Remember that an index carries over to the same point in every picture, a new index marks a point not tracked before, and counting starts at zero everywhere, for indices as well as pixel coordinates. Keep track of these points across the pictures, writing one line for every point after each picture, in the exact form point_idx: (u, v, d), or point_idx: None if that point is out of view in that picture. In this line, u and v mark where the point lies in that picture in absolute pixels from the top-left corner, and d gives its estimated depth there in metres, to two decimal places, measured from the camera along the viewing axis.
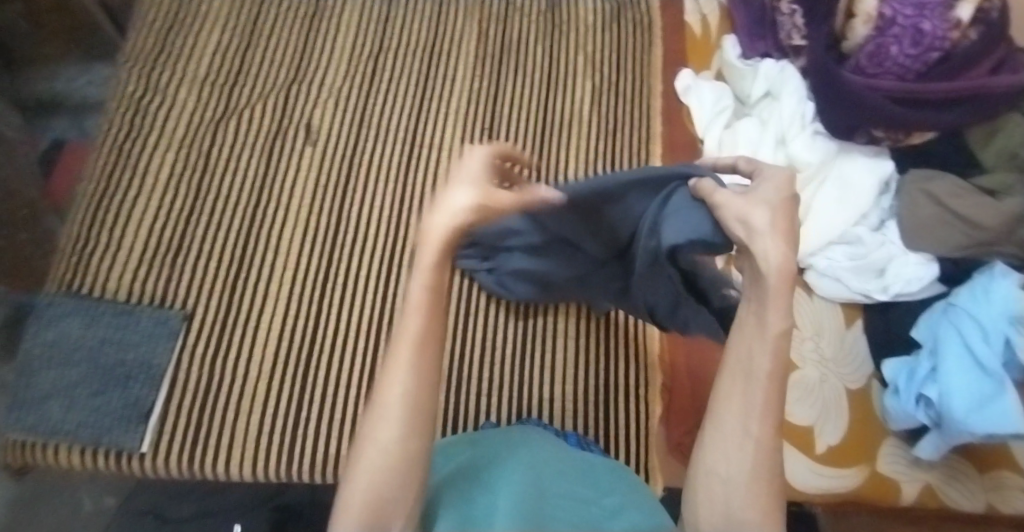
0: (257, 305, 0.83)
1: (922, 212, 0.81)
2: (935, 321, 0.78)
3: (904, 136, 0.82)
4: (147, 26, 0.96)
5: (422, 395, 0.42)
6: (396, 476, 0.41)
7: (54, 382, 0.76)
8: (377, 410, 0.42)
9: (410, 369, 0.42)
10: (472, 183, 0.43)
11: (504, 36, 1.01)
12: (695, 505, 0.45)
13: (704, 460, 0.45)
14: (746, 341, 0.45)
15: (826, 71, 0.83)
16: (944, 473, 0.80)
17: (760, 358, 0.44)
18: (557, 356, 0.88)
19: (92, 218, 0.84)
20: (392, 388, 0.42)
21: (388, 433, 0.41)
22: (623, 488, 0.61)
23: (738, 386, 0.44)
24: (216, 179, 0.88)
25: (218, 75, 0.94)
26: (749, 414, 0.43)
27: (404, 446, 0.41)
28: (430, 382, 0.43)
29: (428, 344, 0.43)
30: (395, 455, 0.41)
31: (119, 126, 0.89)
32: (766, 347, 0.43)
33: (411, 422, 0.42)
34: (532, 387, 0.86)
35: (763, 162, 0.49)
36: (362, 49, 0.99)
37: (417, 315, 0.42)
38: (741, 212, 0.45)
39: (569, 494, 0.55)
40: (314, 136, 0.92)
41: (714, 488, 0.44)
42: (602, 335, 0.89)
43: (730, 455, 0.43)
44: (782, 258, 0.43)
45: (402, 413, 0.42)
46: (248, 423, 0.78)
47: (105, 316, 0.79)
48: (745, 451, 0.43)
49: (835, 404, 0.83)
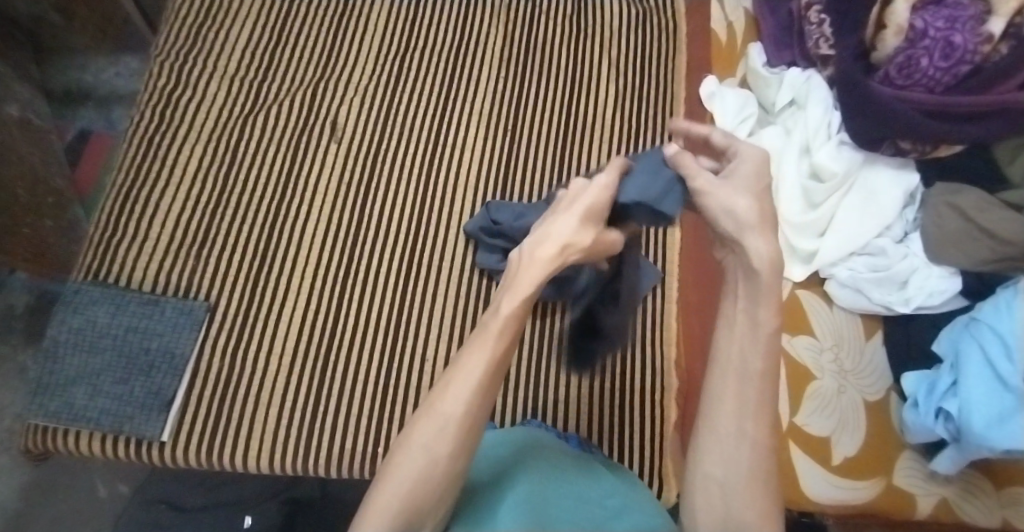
0: (279, 298, 0.83)
1: (946, 226, 0.80)
2: (957, 335, 0.77)
3: (931, 149, 0.81)
4: (178, 20, 0.97)
5: (479, 416, 0.45)
6: (433, 485, 0.44)
7: (79, 369, 0.77)
8: (430, 419, 0.45)
9: (475, 390, 0.45)
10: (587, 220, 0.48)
11: (530, 38, 1.02)
12: (694, 505, 0.46)
13: (701, 461, 0.46)
14: (737, 340, 0.45)
15: (854, 82, 0.82)
16: (959, 488, 0.79)
17: (753, 359, 0.44)
18: None
19: (119, 208, 0.85)
20: (454, 404, 0.44)
21: (440, 446, 0.44)
22: (632, 490, 0.64)
23: (732, 385, 0.44)
24: (243, 173, 0.89)
25: (246, 70, 0.95)
26: (742, 414, 0.44)
27: (450, 462, 0.44)
28: (484, 401, 0.45)
29: (498, 365, 0.45)
30: (440, 467, 0.44)
31: (148, 118, 0.90)
32: (759, 345, 0.44)
33: (461, 440, 0.45)
34: (548, 389, 0.86)
35: (735, 140, 0.52)
36: (389, 47, 0.99)
37: (499, 337, 0.45)
38: (726, 203, 0.47)
39: (573, 494, 0.56)
40: (339, 133, 0.93)
41: (711, 489, 0.45)
42: None
43: (726, 455, 0.44)
44: (771, 251, 0.45)
45: (457, 427, 0.44)
46: (267, 415, 0.78)
47: (131, 306, 0.80)
48: (743, 451, 0.44)
49: (853, 416, 0.82)
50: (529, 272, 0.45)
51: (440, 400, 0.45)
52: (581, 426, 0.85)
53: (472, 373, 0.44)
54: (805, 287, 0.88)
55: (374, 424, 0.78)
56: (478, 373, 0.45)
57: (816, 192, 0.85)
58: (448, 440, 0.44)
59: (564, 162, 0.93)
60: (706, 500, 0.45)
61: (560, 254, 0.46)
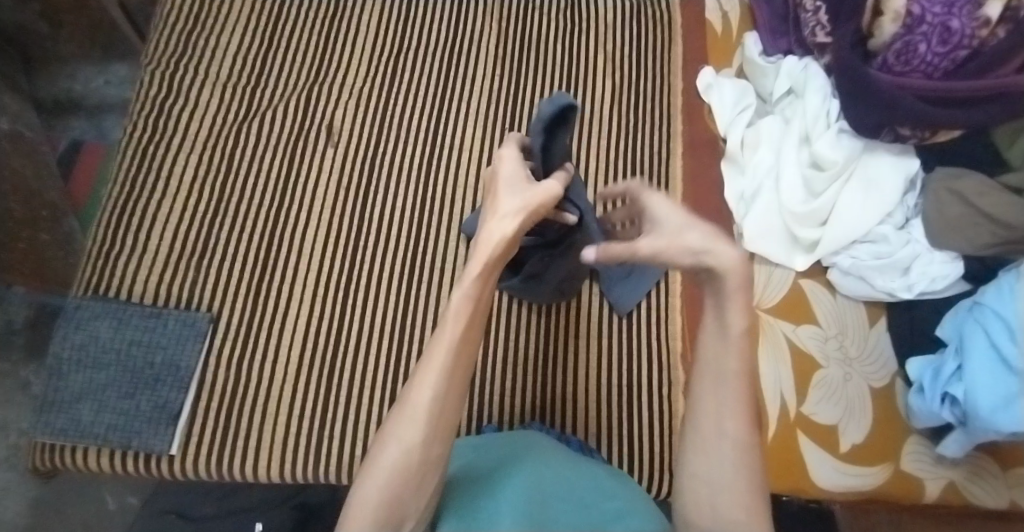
0: (282, 306, 0.83)
1: (948, 211, 0.80)
2: (961, 319, 0.77)
3: (928, 134, 0.81)
4: (167, 28, 0.96)
5: (448, 403, 0.49)
6: (413, 476, 0.48)
7: (83, 385, 0.77)
8: (405, 414, 0.49)
9: (442, 381, 0.49)
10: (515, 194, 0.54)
11: (524, 35, 1.01)
12: (684, 510, 0.50)
13: (689, 464, 0.50)
14: (712, 345, 0.50)
15: (852, 70, 0.82)
16: (968, 471, 0.80)
17: (728, 360, 0.49)
18: (580, 357, 0.88)
19: (116, 220, 0.84)
20: (423, 393, 0.48)
21: (413, 436, 0.48)
22: (622, 490, 0.65)
23: (708, 387, 0.49)
24: (239, 181, 0.88)
25: (239, 76, 0.94)
26: (720, 413, 0.49)
27: (425, 453, 0.48)
28: (453, 391, 0.49)
29: (462, 353, 0.49)
30: (416, 459, 0.48)
31: (141, 128, 0.89)
32: (731, 347, 0.49)
33: (432, 431, 0.49)
34: (555, 388, 0.86)
35: (654, 199, 0.54)
36: (381, 48, 0.98)
37: (459, 324, 0.49)
38: (706, 247, 0.49)
39: (572, 498, 0.60)
40: (335, 137, 0.92)
41: (701, 491, 0.49)
42: (625, 336, 0.88)
43: (710, 453, 0.49)
44: (738, 261, 0.48)
45: (426, 418, 0.48)
46: (275, 424, 0.78)
47: (133, 319, 0.79)
48: (723, 447, 0.48)
49: (859, 403, 0.83)
50: (479, 252, 0.50)
51: (410, 393, 0.49)
52: (590, 424, 0.85)
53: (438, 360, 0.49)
54: (808, 276, 0.88)
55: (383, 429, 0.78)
56: (442, 363, 0.49)
57: (817, 182, 0.85)
58: (419, 428, 0.48)
59: None
60: (694, 498, 0.49)
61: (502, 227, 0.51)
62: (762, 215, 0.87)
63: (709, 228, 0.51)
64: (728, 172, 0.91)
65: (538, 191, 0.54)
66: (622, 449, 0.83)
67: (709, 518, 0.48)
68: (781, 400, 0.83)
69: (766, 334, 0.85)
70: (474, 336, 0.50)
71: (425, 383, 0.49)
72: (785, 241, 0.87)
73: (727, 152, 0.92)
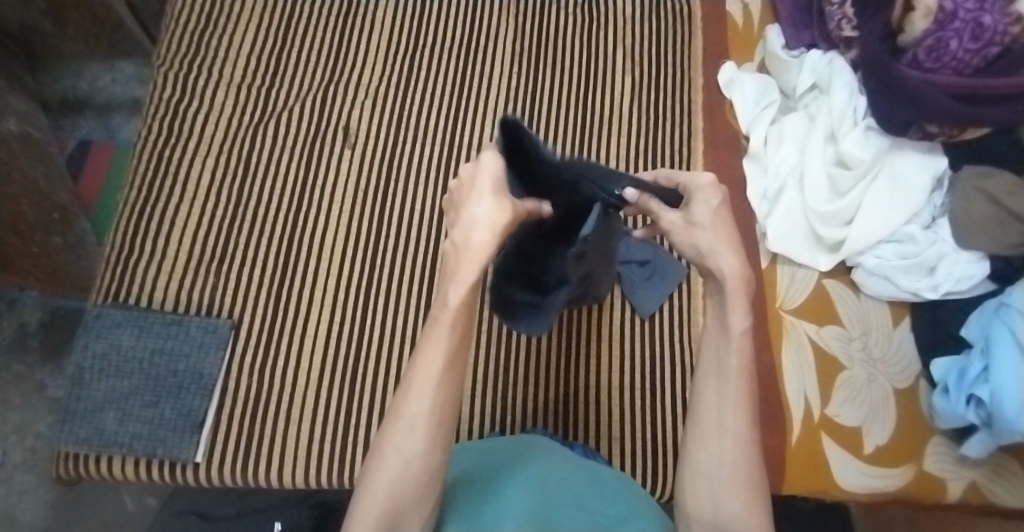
0: (303, 311, 0.82)
1: (976, 211, 0.78)
2: (986, 320, 0.76)
3: (957, 132, 0.78)
4: (178, 27, 0.94)
5: (443, 412, 0.52)
6: (412, 484, 0.51)
7: (107, 393, 0.77)
8: (403, 421, 0.52)
9: (435, 390, 0.52)
10: (491, 193, 0.52)
11: (541, 31, 1.00)
12: (685, 504, 0.55)
13: (689, 460, 0.55)
14: (715, 346, 0.55)
15: (882, 66, 0.79)
16: (990, 470, 0.79)
17: (729, 359, 0.54)
18: (603, 360, 0.87)
19: (133, 226, 0.83)
20: (420, 402, 0.52)
21: (412, 446, 0.52)
22: (628, 496, 0.64)
23: (712, 387, 0.55)
24: (256, 184, 0.87)
25: (253, 77, 0.92)
26: (721, 411, 0.54)
27: (426, 462, 0.52)
28: (448, 399, 0.53)
29: (454, 365, 0.53)
30: (416, 465, 0.52)
31: (156, 131, 0.88)
32: (732, 348, 0.54)
33: (432, 437, 0.52)
34: (577, 390, 0.86)
35: (677, 175, 0.60)
36: (396, 46, 0.96)
37: (452, 332, 0.53)
38: (715, 246, 0.55)
39: (571, 498, 0.60)
40: (351, 138, 0.90)
41: (699, 485, 0.54)
42: (647, 337, 0.87)
43: (711, 448, 0.54)
44: (738, 267, 0.54)
45: (425, 429, 0.52)
46: (299, 430, 0.78)
47: (154, 327, 0.79)
48: (723, 442, 0.53)
49: (883, 405, 0.82)
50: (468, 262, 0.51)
51: (405, 402, 0.52)
52: (612, 427, 0.84)
53: (432, 370, 0.52)
54: (831, 275, 0.87)
55: None
56: (435, 374, 0.52)
57: (843, 181, 0.84)
58: (419, 438, 0.52)
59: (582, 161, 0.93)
60: (697, 491, 0.54)
61: (488, 233, 0.51)
62: (786, 215, 0.86)
63: (719, 223, 0.56)
64: (751, 170, 0.90)
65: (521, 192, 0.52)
66: (646, 451, 0.83)
67: (709, 508, 0.53)
68: (804, 402, 0.83)
69: (789, 335, 0.85)
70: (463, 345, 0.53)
71: (419, 393, 0.52)
72: (809, 240, 0.86)
73: (748, 150, 0.91)
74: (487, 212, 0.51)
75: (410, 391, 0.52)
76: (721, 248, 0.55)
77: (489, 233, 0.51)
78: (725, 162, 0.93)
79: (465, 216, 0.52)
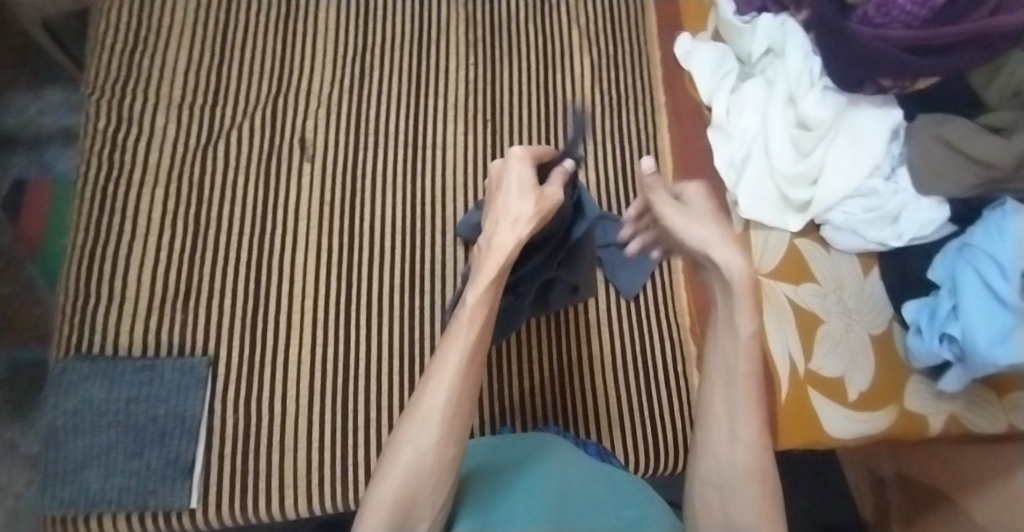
0: (284, 336, 0.79)
1: (933, 158, 0.80)
2: (951, 261, 0.79)
3: (909, 82, 0.81)
4: (105, 50, 0.87)
5: (461, 407, 0.50)
6: (425, 478, 0.48)
7: (85, 451, 0.72)
8: (420, 414, 0.49)
9: (455, 383, 0.50)
10: (526, 198, 0.58)
11: (490, 22, 0.99)
12: (695, 510, 0.53)
13: (700, 468, 0.52)
14: (722, 349, 0.53)
15: (832, 24, 0.80)
16: (966, 402, 0.83)
17: (738, 361, 0.52)
18: (594, 346, 0.88)
19: (88, 270, 0.78)
20: (437, 395, 0.50)
21: (429, 438, 0.48)
22: (641, 495, 0.64)
23: (720, 389, 0.52)
24: (214, 210, 0.83)
25: (194, 95, 0.87)
26: (730, 414, 0.51)
27: (439, 456, 0.48)
28: (467, 395, 0.51)
29: (475, 358, 0.52)
30: (430, 461, 0.48)
31: (97, 164, 0.82)
32: (741, 350, 0.51)
33: (447, 433, 0.49)
34: (572, 378, 0.86)
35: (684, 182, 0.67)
36: (344, 49, 0.93)
37: (472, 327, 0.52)
38: (709, 240, 0.56)
39: (587, 498, 0.60)
40: (309, 150, 0.87)
41: (711, 493, 0.51)
42: (636, 318, 0.89)
43: (722, 454, 0.51)
44: (740, 262, 0.52)
45: (440, 420, 0.49)
46: (296, 460, 0.75)
47: (126, 375, 0.75)
48: (735, 451, 0.50)
49: (862, 351, 0.84)
50: (490, 260, 0.54)
51: (423, 397, 0.50)
52: (610, 410, 0.85)
53: (448, 363, 0.51)
54: (802, 235, 0.89)
55: None
56: (455, 366, 0.51)
57: (804, 141, 0.85)
58: (434, 431, 0.49)
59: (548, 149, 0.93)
60: (707, 498, 0.51)
61: (511, 233, 0.56)
62: (754, 179, 0.88)
63: (711, 222, 0.58)
64: (715, 139, 0.91)
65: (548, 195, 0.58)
66: (645, 430, 0.84)
67: (721, 517, 0.50)
68: (789, 359, 0.84)
69: (767, 296, 0.86)
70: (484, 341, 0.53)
71: (439, 384, 0.50)
72: (778, 203, 0.88)
73: (712, 120, 0.92)
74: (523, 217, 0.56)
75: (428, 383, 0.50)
76: (719, 250, 0.54)
77: (511, 234, 0.55)
78: (691, 133, 0.96)
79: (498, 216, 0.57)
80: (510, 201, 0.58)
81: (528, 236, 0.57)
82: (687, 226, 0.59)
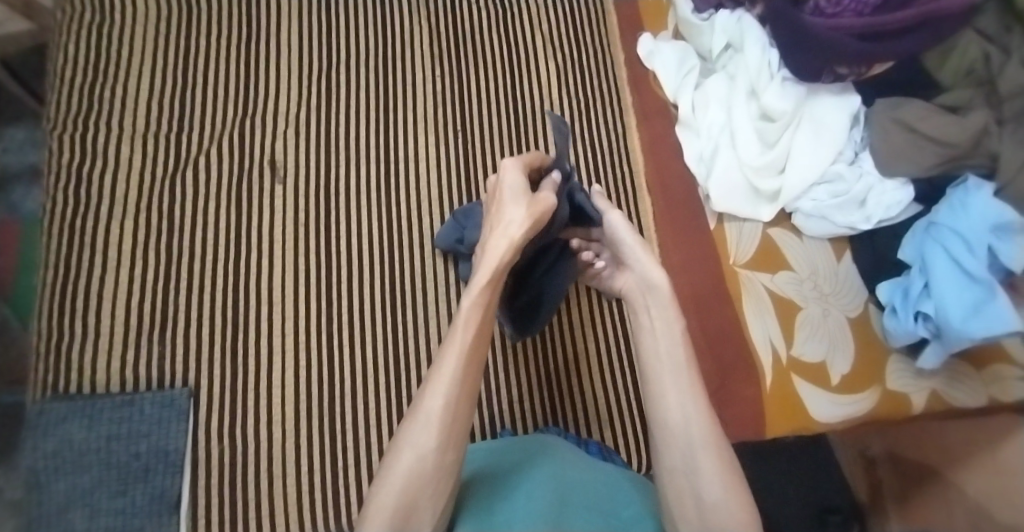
0: (265, 360, 0.79)
1: (894, 141, 0.82)
2: (920, 240, 0.80)
3: (865, 70, 0.83)
4: (64, 84, 0.86)
5: (460, 409, 0.53)
6: (426, 479, 0.50)
7: (67, 493, 0.71)
8: (420, 417, 0.52)
9: (454, 387, 0.53)
10: (520, 205, 0.60)
11: (454, 33, 0.99)
12: (669, 504, 0.55)
13: (666, 459, 0.56)
14: (663, 344, 0.60)
15: (785, 18, 0.83)
16: (946, 377, 0.83)
17: (677, 352, 0.59)
18: (582, 350, 0.90)
19: (59, 308, 0.77)
20: (434, 398, 0.52)
21: (428, 441, 0.51)
22: (640, 491, 0.66)
23: (671, 382, 0.58)
24: (187, 239, 0.82)
25: (160, 125, 0.87)
26: (682, 401, 0.56)
27: (439, 459, 0.51)
28: (466, 398, 0.53)
29: (471, 361, 0.54)
30: (430, 464, 0.50)
31: (63, 200, 0.81)
32: (676, 342, 0.60)
33: (447, 436, 0.51)
34: (563, 379, 0.88)
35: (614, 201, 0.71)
36: (309, 69, 0.93)
37: (469, 330, 0.55)
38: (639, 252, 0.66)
39: (586, 498, 0.61)
40: (280, 172, 0.87)
41: (680, 480, 0.54)
42: (620, 321, 0.92)
43: (680, 441, 0.55)
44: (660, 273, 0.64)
45: (439, 422, 0.51)
46: (286, 486, 0.74)
47: (105, 412, 0.73)
48: (690, 434, 0.55)
49: (841, 335, 0.86)
50: (484, 265, 0.57)
51: (422, 400, 0.53)
52: (599, 410, 0.87)
53: (446, 366, 0.53)
54: (774, 224, 0.90)
55: None
56: (454, 369, 0.53)
57: (769, 133, 0.87)
58: (433, 434, 0.51)
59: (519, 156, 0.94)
60: (677, 486, 0.54)
61: (506, 238, 0.57)
62: (723, 172, 0.89)
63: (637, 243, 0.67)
64: (684, 136, 0.93)
65: (540, 200, 0.60)
66: (636, 425, 0.87)
67: (692, 504, 0.53)
68: (771, 347, 0.85)
69: (746, 287, 0.87)
70: (483, 343, 0.56)
71: (438, 387, 0.53)
72: (748, 194, 0.89)
73: (679, 118, 0.94)
74: (515, 222, 0.59)
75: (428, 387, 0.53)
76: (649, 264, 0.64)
77: (505, 239, 0.57)
78: (658, 131, 0.97)
79: (495, 223, 0.60)
80: (506, 209, 0.60)
81: (523, 240, 0.58)
82: (622, 233, 0.67)
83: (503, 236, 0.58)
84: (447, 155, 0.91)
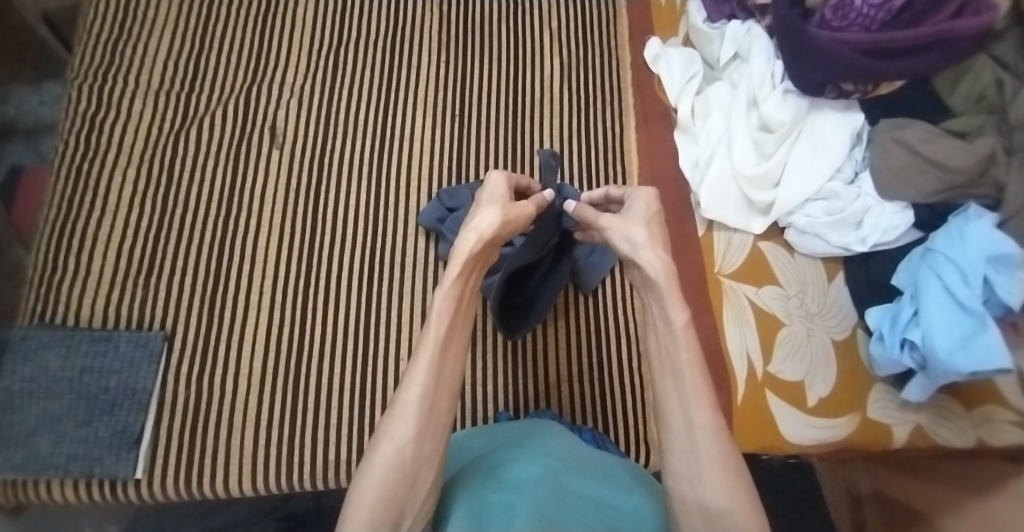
0: (240, 314, 0.81)
1: (895, 159, 0.79)
2: (914, 267, 0.76)
3: (872, 87, 0.81)
4: (91, 40, 0.91)
5: (437, 400, 0.53)
6: (403, 476, 0.49)
7: (38, 417, 0.74)
8: (397, 410, 0.52)
9: (430, 378, 0.53)
10: (493, 207, 0.63)
11: (466, 23, 1.02)
12: (674, 511, 0.52)
13: (669, 467, 0.53)
14: (665, 343, 0.57)
15: (793, 30, 0.82)
16: (934, 413, 0.78)
17: (679, 350, 0.56)
18: (585, 350, 0.90)
19: (57, 244, 0.81)
20: (411, 390, 0.52)
21: (406, 433, 0.50)
22: (634, 488, 0.65)
23: (670, 383, 0.55)
24: (182, 193, 0.86)
25: (172, 83, 0.91)
26: (685, 404, 0.54)
27: (418, 448, 0.50)
28: (442, 386, 0.54)
29: (446, 352, 0.55)
30: (409, 456, 0.50)
31: (75, 145, 0.86)
32: (680, 340, 0.56)
33: (424, 426, 0.51)
34: (547, 375, 0.88)
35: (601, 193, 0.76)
36: (319, 44, 0.97)
37: (443, 321, 0.56)
38: (631, 253, 0.62)
39: (583, 485, 0.60)
40: (279, 138, 0.90)
41: (685, 489, 0.52)
42: (623, 322, 0.91)
43: (683, 444, 0.53)
44: (663, 264, 0.59)
45: (416, 415, 0.51)
46: (243, 438, 0.76)
47: (82, 344, 0.77)
48: (694, 437, 0.52)
49: (823, 358, 0.81)
50: (457, 260, 0.58)
51: (399, 394, 0.52)
52: (574, 410, 0.87)
53: (423, 359, 0.53)
54: (766, 238, 0.88)
55: (355, 431, 0.77)
56: (429, 360, 0.54)
57: (766, 143, 0.86)
58: (410, 427, 0.51)
59: (513, 145, 0.95)
60: (682, 493, 0.52)
61: (477, 236, 0.59)
62: (717, 181, 0.88)
63: (646, 232, 0.62)
64: (682, 141, 0.93)
65: (515, 207, 0.63)
66: (635, 429, 0.86)
67: (696, 510, 0.50)
68: (747, 361, 0.82)
69: (728, 299, 0.85)
70: (456, 338, 0.57)
71: (414, 379, 0.53)
72: (741, 204, 0.87)
73: (678, 121, 0.94)
74: (486, 218, 0.61)
75: (405, 379, 0.53)
76: (642, 256, 0.60)
77: (476, 234, 0.59)
78: (656, 135, 0.97)
79: (471, 222, 0.61)
80: (480, 213, 0.62)
81: (492, 236, 0.60)
82: (618, 240, 0.64)
83: (473, 231, 0.60)
84: (441, 137, 0.93)
